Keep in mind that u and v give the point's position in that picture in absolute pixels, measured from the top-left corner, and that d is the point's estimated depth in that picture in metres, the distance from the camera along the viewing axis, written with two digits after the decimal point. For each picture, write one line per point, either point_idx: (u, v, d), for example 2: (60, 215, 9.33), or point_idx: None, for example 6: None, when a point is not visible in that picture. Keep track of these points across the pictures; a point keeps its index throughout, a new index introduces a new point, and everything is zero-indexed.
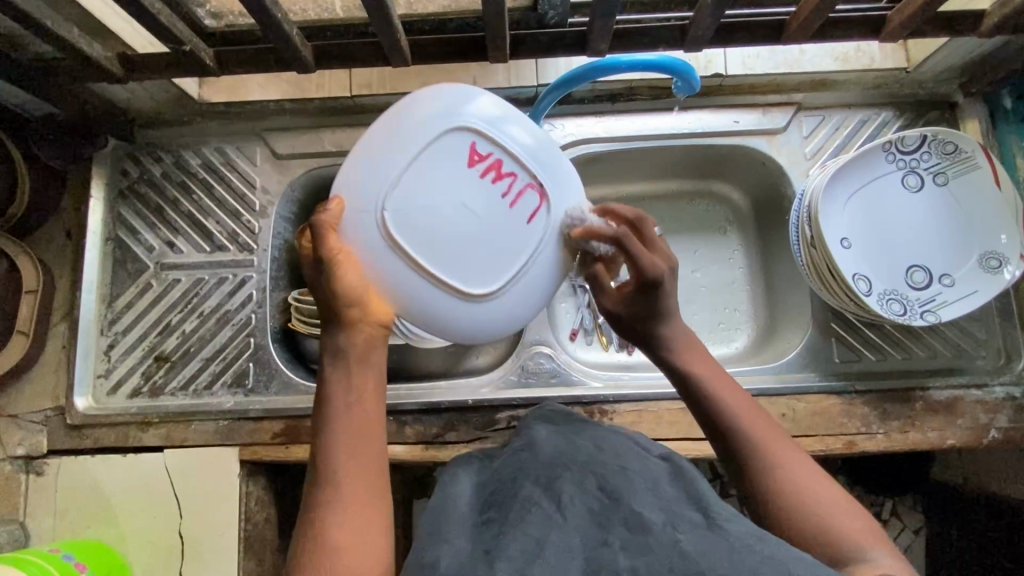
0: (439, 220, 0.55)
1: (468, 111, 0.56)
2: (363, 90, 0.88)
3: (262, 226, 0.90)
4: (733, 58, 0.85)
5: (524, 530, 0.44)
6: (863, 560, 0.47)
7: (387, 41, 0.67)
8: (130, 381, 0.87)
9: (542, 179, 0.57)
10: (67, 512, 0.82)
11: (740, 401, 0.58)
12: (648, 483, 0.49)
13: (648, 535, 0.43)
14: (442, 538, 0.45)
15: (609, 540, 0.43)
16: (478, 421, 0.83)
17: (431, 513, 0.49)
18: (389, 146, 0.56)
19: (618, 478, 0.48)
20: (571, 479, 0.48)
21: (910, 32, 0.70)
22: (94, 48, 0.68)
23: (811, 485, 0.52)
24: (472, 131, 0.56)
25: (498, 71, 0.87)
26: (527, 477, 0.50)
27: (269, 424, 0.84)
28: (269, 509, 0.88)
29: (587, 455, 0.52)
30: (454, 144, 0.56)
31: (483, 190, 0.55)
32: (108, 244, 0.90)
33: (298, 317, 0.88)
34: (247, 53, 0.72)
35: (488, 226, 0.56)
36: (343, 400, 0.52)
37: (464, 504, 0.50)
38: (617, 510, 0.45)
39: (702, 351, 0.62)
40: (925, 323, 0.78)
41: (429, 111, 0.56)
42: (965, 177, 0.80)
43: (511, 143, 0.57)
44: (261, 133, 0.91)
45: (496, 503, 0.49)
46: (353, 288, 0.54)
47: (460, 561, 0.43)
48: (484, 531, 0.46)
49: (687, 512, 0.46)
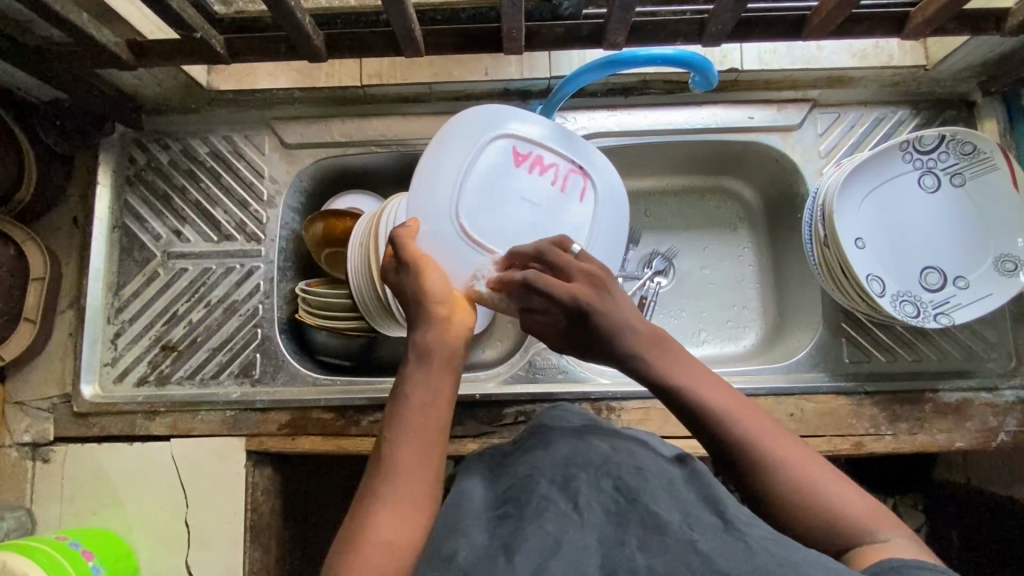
0: (505, 210, 0.68)
1: (507, 123, 0.70)
2: (373, 80, 0.86)
3: (270, 216, 0.89)
4: (750, 53, 0.84)
5: (541, 526, 0.44)
6: (875, 541, 0.46)
7: (401, 30, 0.66)
8: (137, 369, 0.86)
9: (583, 164, 0.72)
10: (73, 499, 0.82)
11: (723, 398, 0.54)
12: (664, 484, 0.49)
13: (664, 533, 0.43)
14: (458, 530, 0.46)
15: (626, 540, 0.43)
16: (485, 416, 0.83)
17: (445, 512, 0.49)
18: (437, 166, 0.66)
19: (634, 479, 0.49)
20: (587, 480, 0.49)
21: (933, 30, 0.69)
22: (102, 33, 0.67)
23: (806, 467, 0.50)
24: (514, 138, 0.70)
25: (510, 63, 0.86)
26: (543, 476, 0.50)
27: (275, 415, 0.83)
28: (275, 499, 0.87)
29: (602, 456, 0.52)
30: (503, 150, 0.69)
31: (537, 183, 0.70)
32: (115, 232, 0.89)
33: (305, 309, 0.87)
34: (257, 42, 0.71)
35: (550, 207, 0.70)
36: (418, 405, 0.54)
37: (479, 500, 0.50)
38: (634, 510, 0.45)
39: (671, 347, 0.58)
40: (938, 325, 0.77)
41: (481, 120, 0.68)
42: (983, 178, 0.79)
43: (547, 142, 0.71)
44: (269, 122, 0.90)
45: (512, 498, 0.49)
46: (438, 290, 0.59)
47: (477, 553, 0.43)
48: (501, 525, 0.46)
49: (704, 515, 0.45)
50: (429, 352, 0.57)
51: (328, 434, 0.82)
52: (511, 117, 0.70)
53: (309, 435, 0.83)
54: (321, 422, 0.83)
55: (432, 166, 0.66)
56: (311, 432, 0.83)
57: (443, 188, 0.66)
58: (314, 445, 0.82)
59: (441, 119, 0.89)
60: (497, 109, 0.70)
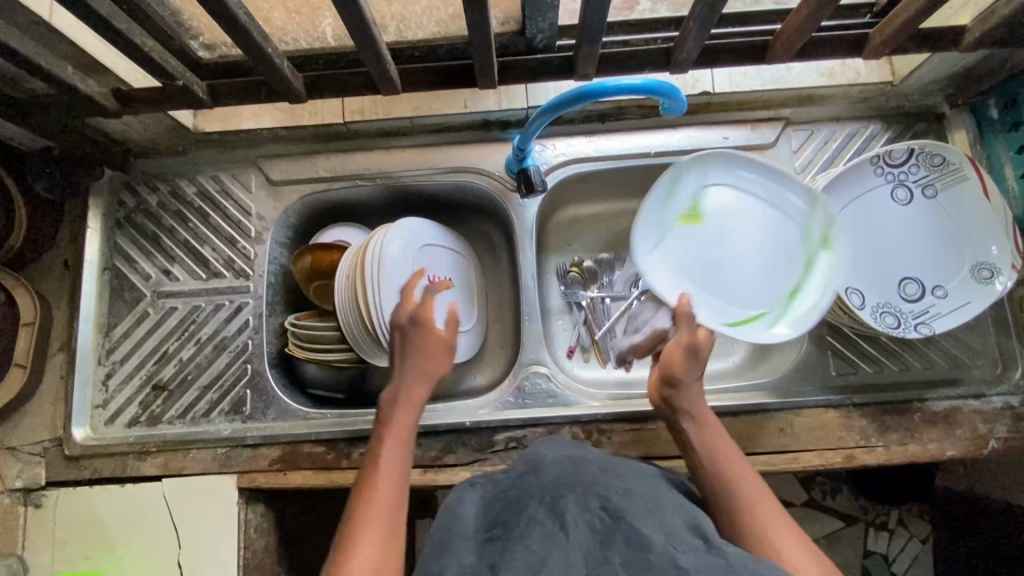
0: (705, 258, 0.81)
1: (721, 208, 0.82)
2: (356, 116, 0.88)
3: (258, 252, 0.91)
4: (721, 76, 0.86)
5: (528, 545, 0.47)
6: None
7: (376, 70, 0.68)
8: (128, 411, 0.87)
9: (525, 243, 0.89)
10: (65, 545, 0.82)
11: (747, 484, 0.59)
12: (649, 503, 0.52)
13: (649, 551, 0.45)
14: (448, 552, 0.49)
15: (610, 559, 0.45)
16: (477, 443, 0.83)
17: (437, 535, 0.52)
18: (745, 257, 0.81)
19: (620, 498, 0.52)
20: (575, 499, 0.51)
21: (893, 50, 0.71)
22: (88, 84, 0.69)
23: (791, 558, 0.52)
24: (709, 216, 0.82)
25: (488, 95, 0.88)
26: (533, 497, 0.53)
27: (266, 451, 0.83)
28: (269, 535, 0.87)
29: (592, 476, 0.55)
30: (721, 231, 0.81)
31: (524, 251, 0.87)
32: (105, 274, 0.90)
33: (294, 342, 0.88)
34: (239, 86, 0.73)
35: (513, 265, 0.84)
36: (393, 434, 0.65)
37: (469, 522, 0.53)
38: (619, 528, 0.48)
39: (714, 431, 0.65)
40: (919, 335, 0.78)
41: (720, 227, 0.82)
42: (953, 189, 0.81)
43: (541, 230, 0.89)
44: (255, 161, 0.92)
45: (501, 521, 0.52)
46: (431, 361, 0.72)
47: (464, 571, 0.46)
48: (489, 546, 0.49)
49: (687, 535, 0.48)
50: (413, 387, 0.69)
51: (320, 467, 0.82)
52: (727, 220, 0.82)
53: (301, 469, 0.83)
54: (312, 456, 0.83)
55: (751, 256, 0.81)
56: (303, 466, 0.83)
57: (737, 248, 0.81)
58: (306, 480, 0.82)
59: (423, 151, 0.91)
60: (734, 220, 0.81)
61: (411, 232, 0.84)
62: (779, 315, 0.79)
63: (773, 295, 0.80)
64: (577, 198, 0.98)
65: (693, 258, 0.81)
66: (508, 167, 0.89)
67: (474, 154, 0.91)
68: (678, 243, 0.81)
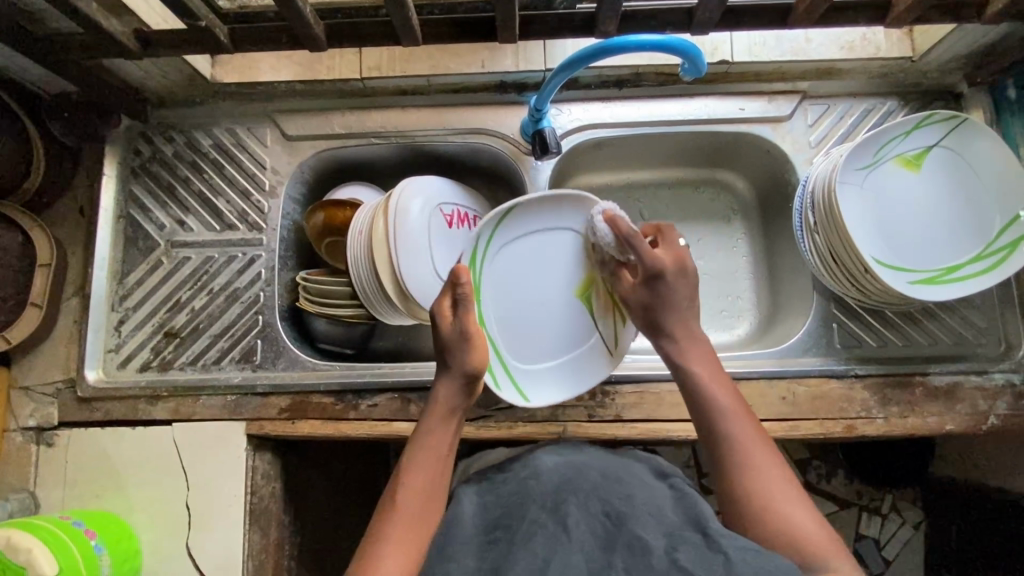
0: (924, 208, 0.81)
1: (931, 157, 0.81)
2: (373, 72, 0.88)
3: (271, 206, 0.91)
4: (740, 43, 0.86)
5: (531, 549, 0.49)
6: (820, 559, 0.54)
7: (398, 19, 0.68)
8: (140, 355, 0.88)
9: None
10: (77, 483, 0.84)
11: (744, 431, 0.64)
12: (650, 509, 0.54)
13: (649, 555, 0.47)
14: (452, 559, 0.52)
15: (613, 563, 0.48)
16: (481, 400, 0.84)
17: (442, 534, 0.56)
18: (905, 206, 0.81)
19: (621, 503, 0.54)
20: (576, 504, 0.54)
21: (915, 18, 0.71)
22: (111, 23, 0.69)
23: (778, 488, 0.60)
24: (965, 167, 0.80)
25: (507, 56, 0.88)
26: (534, 503, 0.55)
27: (275, 399, 0.85)
28: (275, 483, 0.88)
29: (592, 484, 0.57)
30: (888, 181, 0.81)
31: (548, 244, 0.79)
32: (120, 222, 0.91)
33: (305, 296, 0.88)
34: (260, 32, 0.73)
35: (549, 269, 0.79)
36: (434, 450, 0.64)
37: (471, 526, 0.56)
38: (620, 534, 0.50)
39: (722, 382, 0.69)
40: (944, 294, 0.78)
41: (970, 182, 0.80)
42: (986, 145, 0.79)
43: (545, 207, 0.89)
44: (271, 115, 0.92)
45: (503, 524, 0.55)
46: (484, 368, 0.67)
47: None
48: (493, 550, 0.52)
49: (687, 533, 0.50)
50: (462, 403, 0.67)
51: (327, 417, 0.84)
52: (890, 168, 0.81)
53: (309, 419, 0.84)
54: (320, 406, 0.84)
55: (916, 205, 0.81)
56: (311, 415, 0.84)
57: (899, 198, 0.81)
58: (313, 429, 0.83)
59: (438, 111, 0.91)
60: (898, 171, 0.81)
61: (443, 205, 0.87)
62: (928, 280, 0.79)
63: (925, 265, 0.80)
64: (592, 165, 0.98)
65: (924, 211, 0.81)
66: (522, 128, 0.89)
67: (490, 115, 0.91)
68: (921, 185, 0.81)
